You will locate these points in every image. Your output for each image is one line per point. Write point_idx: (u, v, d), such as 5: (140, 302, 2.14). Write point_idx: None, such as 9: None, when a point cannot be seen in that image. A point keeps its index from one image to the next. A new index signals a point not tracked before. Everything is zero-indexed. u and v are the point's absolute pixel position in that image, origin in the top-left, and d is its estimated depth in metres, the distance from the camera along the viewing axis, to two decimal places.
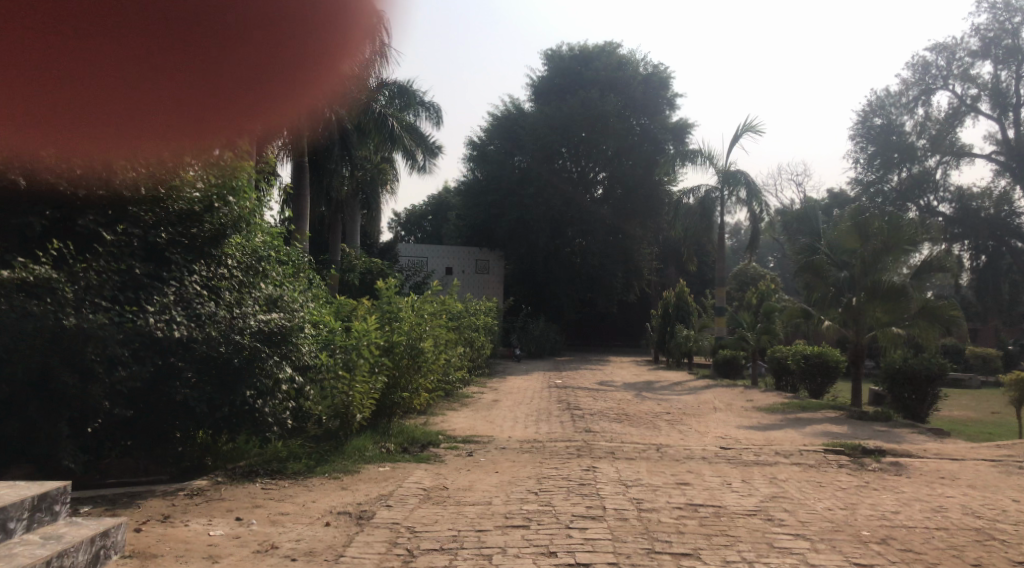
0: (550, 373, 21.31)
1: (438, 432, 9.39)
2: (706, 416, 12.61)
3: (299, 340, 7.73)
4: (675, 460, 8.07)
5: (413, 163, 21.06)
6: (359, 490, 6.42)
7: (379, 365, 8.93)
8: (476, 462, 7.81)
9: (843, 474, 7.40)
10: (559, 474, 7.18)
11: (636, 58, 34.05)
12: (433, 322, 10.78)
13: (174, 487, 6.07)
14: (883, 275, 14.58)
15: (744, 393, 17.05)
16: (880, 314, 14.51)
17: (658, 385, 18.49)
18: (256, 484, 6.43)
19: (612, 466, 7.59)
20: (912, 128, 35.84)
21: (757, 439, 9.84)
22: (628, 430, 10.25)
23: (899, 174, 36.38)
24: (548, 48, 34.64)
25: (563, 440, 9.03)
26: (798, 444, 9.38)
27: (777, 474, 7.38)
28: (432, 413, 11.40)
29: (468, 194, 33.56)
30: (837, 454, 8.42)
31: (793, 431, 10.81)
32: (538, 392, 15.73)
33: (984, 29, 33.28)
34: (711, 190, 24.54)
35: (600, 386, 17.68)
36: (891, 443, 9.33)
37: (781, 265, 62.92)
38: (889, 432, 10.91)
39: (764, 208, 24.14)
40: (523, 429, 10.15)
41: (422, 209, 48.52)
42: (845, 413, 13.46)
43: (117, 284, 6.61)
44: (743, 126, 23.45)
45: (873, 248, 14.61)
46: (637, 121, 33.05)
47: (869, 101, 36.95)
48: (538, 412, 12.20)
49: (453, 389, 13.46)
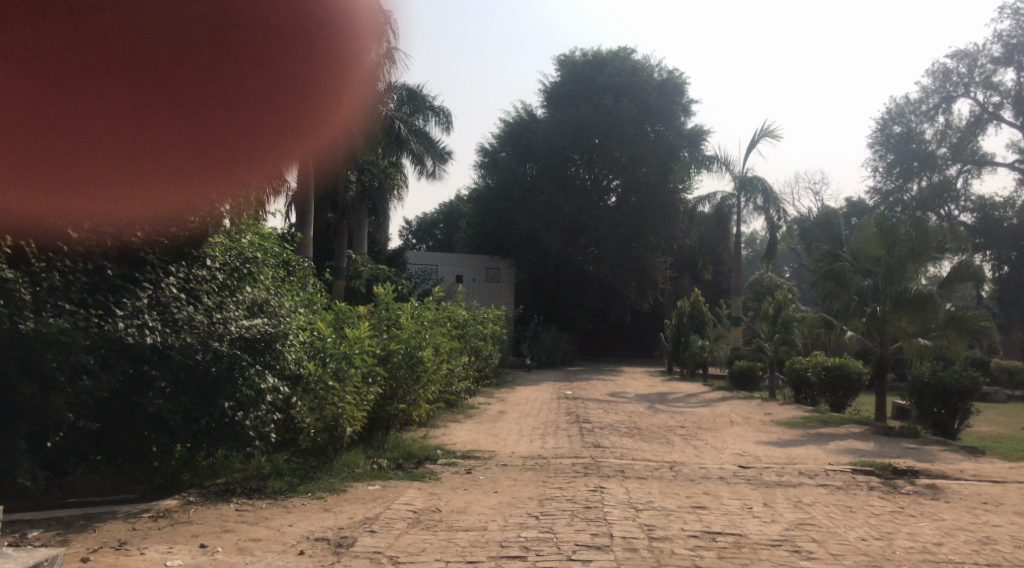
0: (560, 384, 20.69)
1: (437, 447, 8.84)
2: (722, 430, 11.96)
3: (285, 347, 7.22)
4: (689, 479, 7.45)
5: (421, 168, 20.54)
6: (342, 513, 5.87)
7: (374, 376, 8.34)
8: (475, 480, 7.23)
9: (874, 498, 6.75)
10: (564, 494, 6.59)
11: (650, 63, 33.45)
12: (433, 329, 10.24)
13: (139, 508, 5.54)
14: (909, 283, 13.91)
15: (762, 405, 16.40)
16: (906, 325, 13.75)
17: (672, 397, 17.83)
18: (229, 505, 5.88)
19: (622, 486, 6.99)
20: (932, 136, 34.97)
21: (778, 456, 9.21)
22: (640, 445, 9.63)
23: (919, 183, 35.62)
24: (561, 54, 34.14)
25: (571, 457, 8.42)
26: (822, 461, 8.74)
27: (802, 498, 6.76)
28: (433, 426, 10.83)
29: (479, 202, 33.07)
30: (866, 474, 7.79)
31: (816, 448, 10.16)
32: (546, 403, 15.13)
33: (1007, 35, 32.46)
34: (727, 197, 23.86)
35: (612, 397, 17.07)
36: (924, 462, 8.67)
37: (796, 275, 62.12)
38: (920, 449, 10.24)
39: (782, 214, 23.46)
40: (527, 443, 9.55)
41: (434, 217, 48.15)
42: (871, 428, 12.77)
43: (84, 287, 6.08)
44: (760, 132, 22.80)
45: (899, 255, 13.97)
46: (652, 127, 32.43)
47: (888, 109, 36.12)
48: (546, 424, 11.61)
49: (457, 400, 12.90)
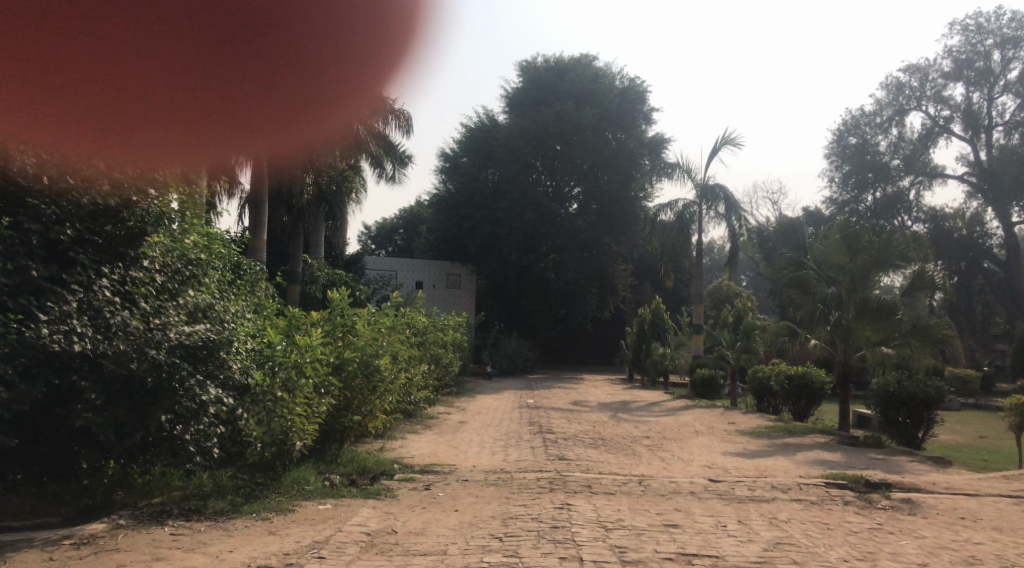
0: (522, 392, 20.31)
1: (393, 461, 8.35)
2: (688, 440, 11.71)
3: (229, 356, 6.74)
4: (659, 495, 7.12)
5: (380, 172, 20.01)
6: (289, 535, 5.40)
7: (327, 386, 7.86)
8: (433, 498, 6.80)
9: (851, 515, 6.52)
10: (528, 513, 6.19)
11: (612, 71, 33.36)
12: (390, 337, 9.78)
13: (60, 534, 4.98)
14: (872, 290, 13.87)
15: (725, 414, 16.24)
16: (870, 333, 13.75)
17: (635, 406, 17.57)
18: (163, 529, 5.33)
19: (590, 503, 6.62)
20: (886, 148, 35.57)
21: (748, 468, 8.97)
22: (606, 457, 9.30)
23: (873, 194, 36.22)
24: (523, 59, 33.83)
25: (535, 471, 8.03)
26: (793, 475, 8.52)
27: (777, 515, 6.49)
28: (389, 437, 10.36)
29: (439, 207, 32.57)
30: (839, 489, 7.57)
31: (784, 459, 9.94)
32: (508, 412, 14.71)
33: (956, 51, 33.24)
34: (689, 204, 23.82)
35: (575, 406, 16.73)
36: (895, 475, 8.49)
37: (755, 284, 62.99)
38: (887, 460, 10.10)
39: (743, 222, 23.50)
40: (489, 456, 9.14)
41: (394, 222, 47.51)
42: (836, 438, 12.64)
43: (6, 291, 5.41)
44: (722, 139, 22.81)
45: (862, 263, 13.92)
46: (613, 135, 32.36)
47: (844, 120, 36.65)
48: (508, 435, 11.21)
49: (415, 410, 12.40)
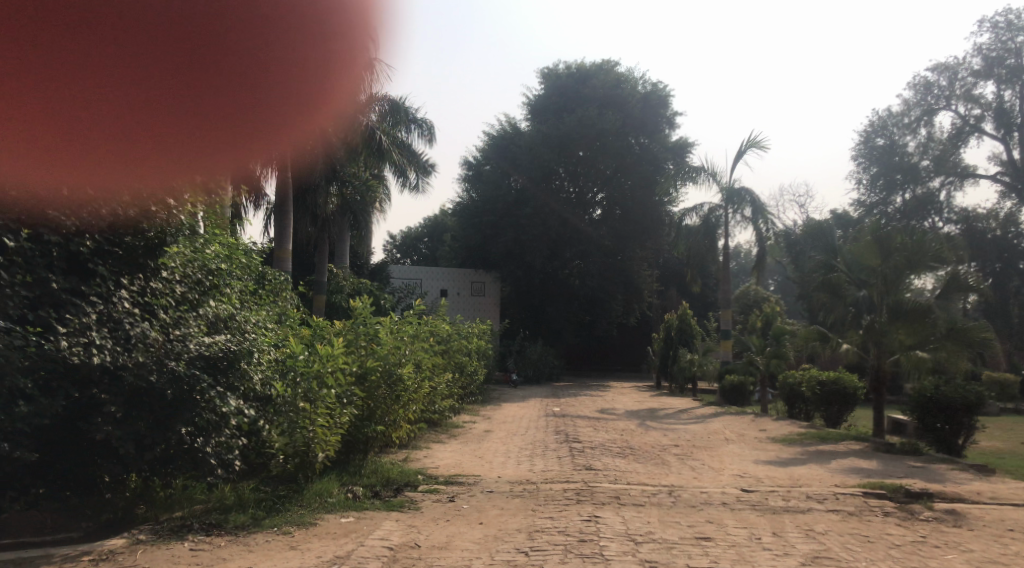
0: (547, 400, 20.11)
1: (417, 472, 8.23)
2: (719, 449, 11.45)
3: (250, 366, 6.65)
4: (690, 506, 6.92)
5: (403, 181, 19.99)
6: (310, 550, 5.29)
7: (350, 396, 7.75)
8: (458, 511, 6.65)
9: (892, 527, 6.27)
10: (555, 526, 6.03)
11: (634, 76, 33.09)
12: (413, 345, 9.67)
13: (80, 550, 4.92)
14: (905, 293, 13.51)
15: (756, 421, 15.90)
16: (903, 337, 13.39)
17: (662, 413, 17.28)
18: (183, 544, 5.25)
19: (619, 516, 6.44)
20: (915, 148, 34.86)
21: (781, 477, 8.72)
22: (635, 467, 9.09)
23: (902, 196, 35.54)
24: (545, 66, 33.74)
25: (561, 482, 7.84)
26: (829, 484, 8.25)
27: (814, 526, 6.25)
28: (413, 447, 10.23)
29: (462, 216, 32.51)
30: (878, 499, 7.31)
31: (819, 467, 9.67)
32: (533, 421, 14.52)
33: (986, 48, 32.52)
34: (715, 208, 23.46)
35: (601, 414, 16.49)
36: (937, 485, 8.19)
37: (783, 289, 62.15)
38: (927, 468, 9.77)
39: (771, 225, 23.10)
40: (515, 466, 8.98)
41: (418, 231, 47.58)
42: (871, 445, 12.29)
43: (26, 303, 5.38)
44: (747, 142, 22.48)
45: (894, 265, 13.55)
46: (636, 140, 32.08)
47: (871, 121, 35.99)
48: (533, 444, 11.04)
49: (439, 419, 12.26)
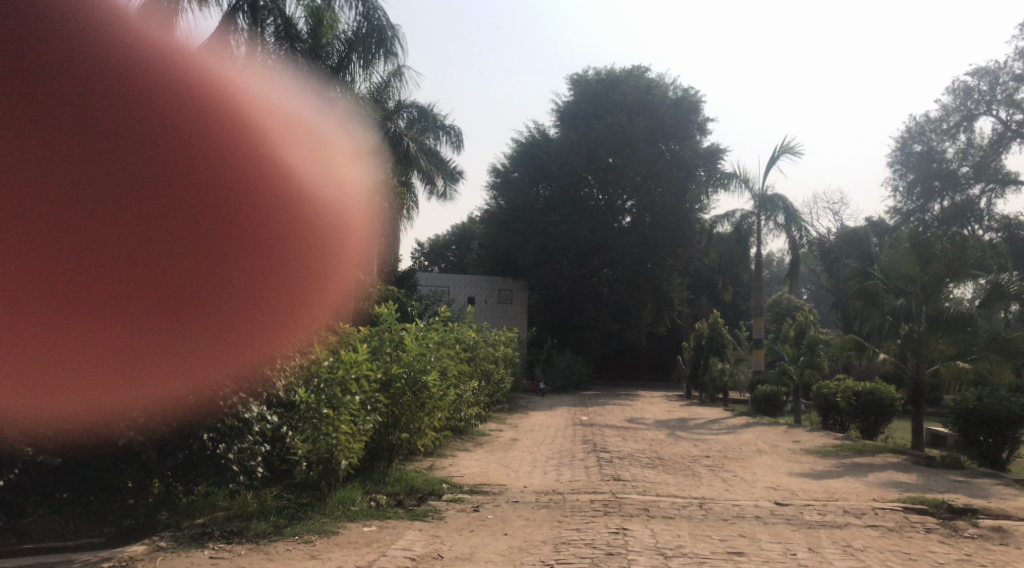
0: (576, 409, 19.90)
1: (442, 480, 8.12)
2: (751, 460, 11.17)
3: (273, 372, 6.58)
4: (722, 519, 6.71)
5: (431, 187, 19.99)
6: (331, 559, 5.20)
7: (374, 402, 7.63)
8: (483, 520, 6.52)
9: (934, 544, 6.00)
10: (581, 537, 5.87)
11: (665, 82, 32.78)
12: (439, 351, 9.58)
13: (101, 556, 4.88)
14: (947, 301, 13.09)
15: (789, 432, 15.54)
16: (943, 347, 12.97)
17: (692, 424, 16.98)
18: (203, 553, 5.18)
19: (647, 528, 6.26)
20: (954, 154, 33.98)
21: (817, 490, 8.46)
22: (663, 478, 8.89)
23: (941, 203, 34.70)
24: (574, 72, 33.60)
25: (588, 492, 7.68)
26: (867, 497, 7.99)
27: (851, 542, 6.00)
28: (439, 455, 10.11)
29: (490, 223, 32.43)
30: (919, 514, 7.04)
31: (855, 480, 9.38)
32: (561, 430, 14.34)
33: None
34: (747, 216, 23.08)
35: (630, 423, 16.24)
36: (981, 500, 7.88)
37: (817, 297, 61.16)
38: (970, 483, 9.41)
39: (804, 233, 22.64)
40: (541, 476, 8.83)
41: (446, 238, 47.63)
42: (910, 458, 11.91)
43: None
44: (780, 147, 22.09)
45: (934, 273, 13.16)
46: (666, 147, 31.74)
47: (909, 127, 35.18)
48: (561, 453, 10.87)
49: (465, 427, 12.14)
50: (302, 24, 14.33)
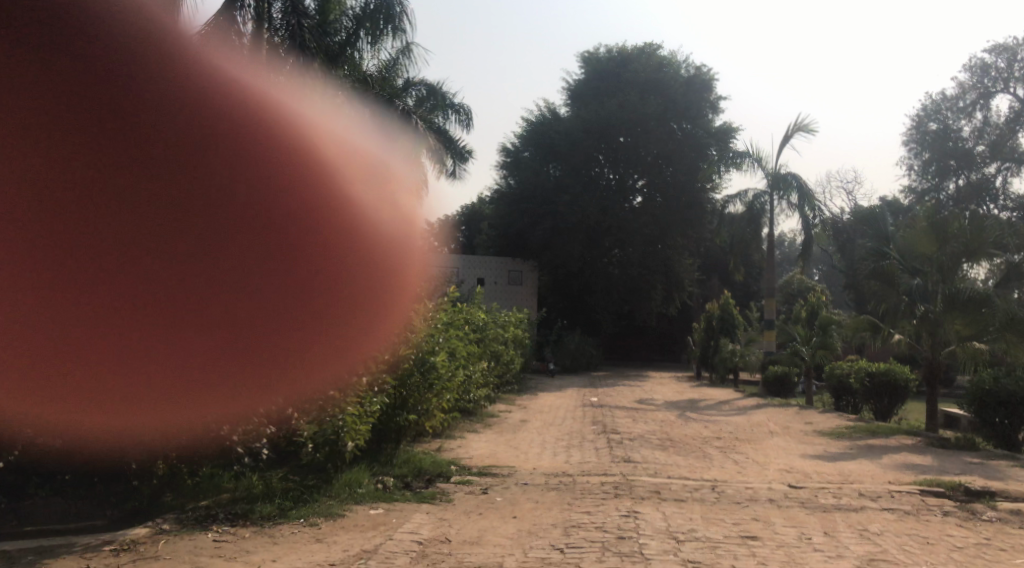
0: (586, 390, 19.79)
1: (450, 462, 8.03)
2: (763, 442, 11.03)
3: None
4: (735, 502, 6.58)
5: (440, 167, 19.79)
6: (337, 543, 5.11)
7: (382, 383, 7.53)
8: (491, 503, 6.42)
9: (952, 528, 5.85)
10: (591, 521, 5.75)
11: (677, 60, 32.35)
12: (447, 331, 9.45)
13: (102, 541, 4.79)
14: (964, 282, 12.84)
15: (801, 414, 15.38)
16: (960, 327, 12.70)
17: (703, 405, 16.84)
18: (206, 536, 5.10)
19: (659, 511, 6.14)
20: (970, 133, 33.47)
21: (830, 472, 8.33)
22: (675, 460, 8.76)
23: (956, 182, 34.23)
24: (585, 50, 33.19)
25: (599, 475, 7.56)
26: (883, 480, 7.84)
27: (867, 526, 5.86)
28: (447, 437, 10.01)
29: (500, 203, 32.19)
30: (936, 497, 6.89)
31: (870, 462, 9.23)
32: (571, 411, 14.24)
33: None
34: (760, 195, 22.79)
35: (640, 404, 16.11)
36: (1000, 482, 7.72)
37: (829, 278, 60.75)
38: (987, 465, 9.24)
39: (818, 212, 22.36)
40: (550, 457, 8.72)
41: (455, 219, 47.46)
42: (925, 440, 11.73)
43: None
44: (794, 126, 21.75)
45: (951, 252, 12.91)
46: (678, 126, 31.38)
47: (924, 105, 34.63)
48: (570, 435, 10.76)
49: (474, 408, 12.04)
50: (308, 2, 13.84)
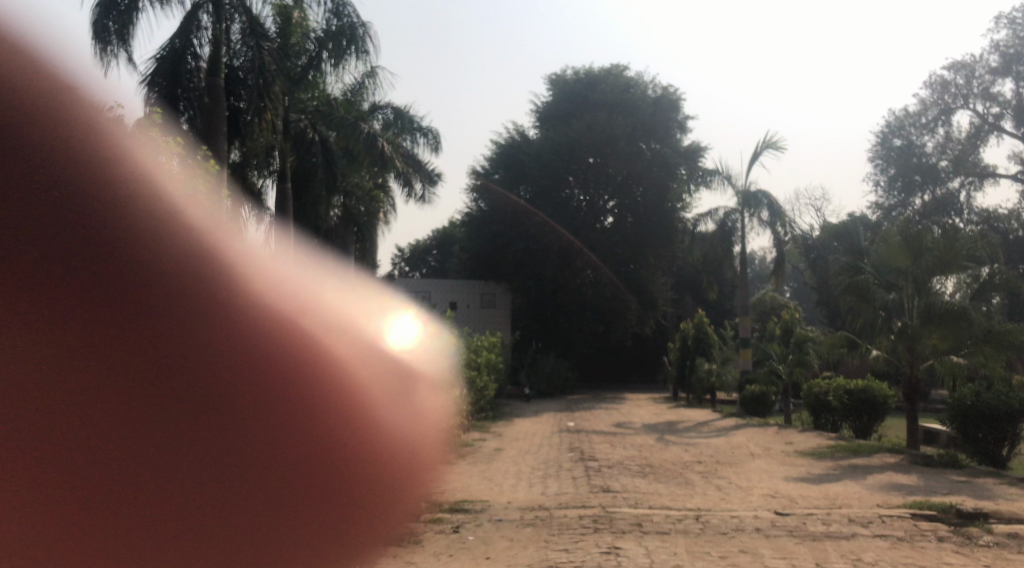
0: (561, 414, 19.38)
1: (420, 498, 7.58)
2: (744, 465, 10.74)
3: None
4: (720, 533, 6.24)
5: (408, 191, 19.41)
6: None
7: None
8: (463, 543, 6.00)
9: (949, 554, 5.57)
10: (570, 560, 5.38)
11: (644, 80, 32.46)
12: None
13: None
14: (937, 296, 12.69)
15: (781, 434, 15.13)
16: (937, 341, 12.58)
17: (681, 426, 16.53)
18: None
19: (641, 546, 5.78)
20: (934, 148, 33.81)
21: (816, 496, 8.05)
22: (655, 487, 8.40)
23: (922, 197, 34.55)
24: (552, 72, 33.22)
25: (577, 507, 7.17)
26: (870, 503, 7.58)
27: (860, 556, 5.55)
28: (417, 471, 9.53)
29: (470, 226, 31.91)
30: (928, 520, 6.63)
31: (855, 484, 8.96)
32: (546, 438, 13.84)
33: (1004, 44, 30.71)
34: (731, 212, 22.73)
35: (617, 428, 15.77)
36: (990, 502, 7.48)
37: (803, 294, 61.08)
38: (973, 483, 9.01)
39: (789, 230, 22.32)
40: (525, 489, 8.32)
41: (425, 243, 47.02)
42: (907, 457, 11.51)
43: None
44: (762, 143, 21.80)
45: (925, 266, 12.76)
46: (647, 145, 31.43)
47: (888, 122, 35.05)
48: (546, 463, 10.37)
49: (446, 438, 11.60)
50: (269, 23, 13.27)
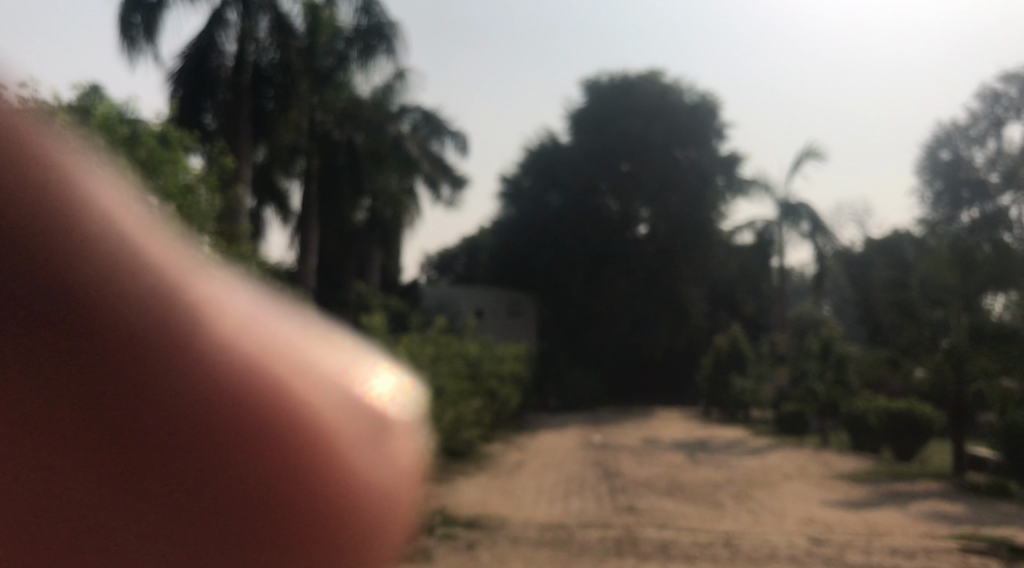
0: (587, 428, 18.99)
1: (435, 512, 7.27)
2: (777, 486, 10.28)
3: None
4: (751, 560, 5.85)
5: (436, 194, 19.29)
6: None
7: None
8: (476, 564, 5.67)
9: None
10: None
11: (681, 86, 31.70)
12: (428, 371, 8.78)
13: None
14: (985, 315, 12.12)
15: (816, 455, 14.54)
16: (987, 363, 11.91)
17: (711, 444, 16.02)
18: None
19: None
20: (983, 162, 32.77)
21: (854, 523, 7.60)
22: (683, 508, 8.02)
23: (969, 213, 33.38)
24: (585, 78, 32.84)
25: (599, 527, 6.83)
26: (914, 533, 7.11)
27: None
28: (436, 483, 9.25)
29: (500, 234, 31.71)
30: (977, 555, 6.16)
31: (895, 511, 8.48)
32: (571, 451, 13.47)
33: None
34: (769, 224, 22.10)
35: (645, 444, 15.34)
36: None
37: (839, 309, 59.60)
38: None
39: (829, 242, 21.70)
40: (546, 506, 7.98)
41: (454, 250, 46.94)
42: (952, 485, 10.90)
43: None
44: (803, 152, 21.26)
45: (975, 283, 12.12)
46: (683, 154, 30.89)
47: (935, 134, 34.04)
48: (570, 479, 10.03)
49: (468, 449, 11.31)
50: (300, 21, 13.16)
